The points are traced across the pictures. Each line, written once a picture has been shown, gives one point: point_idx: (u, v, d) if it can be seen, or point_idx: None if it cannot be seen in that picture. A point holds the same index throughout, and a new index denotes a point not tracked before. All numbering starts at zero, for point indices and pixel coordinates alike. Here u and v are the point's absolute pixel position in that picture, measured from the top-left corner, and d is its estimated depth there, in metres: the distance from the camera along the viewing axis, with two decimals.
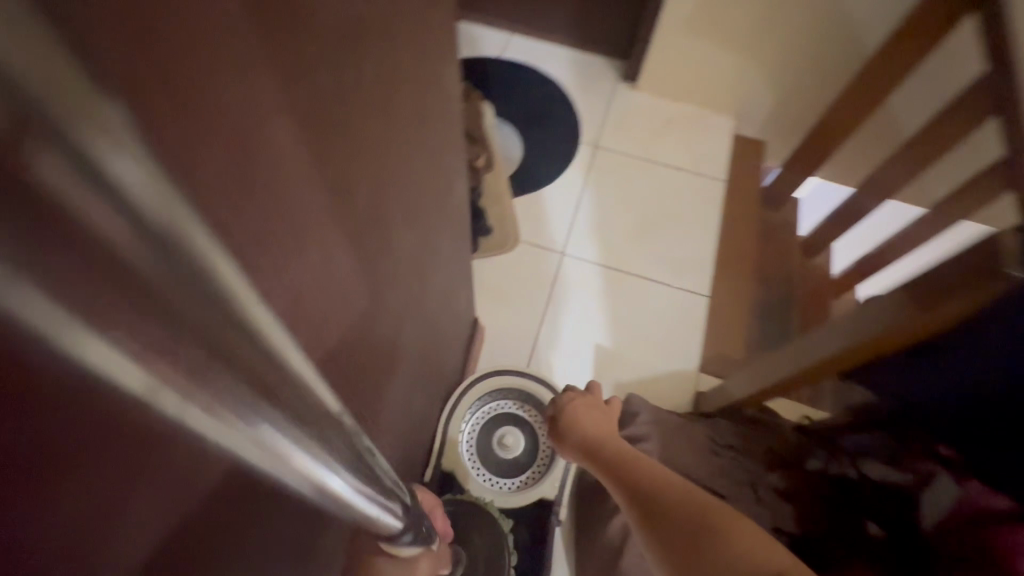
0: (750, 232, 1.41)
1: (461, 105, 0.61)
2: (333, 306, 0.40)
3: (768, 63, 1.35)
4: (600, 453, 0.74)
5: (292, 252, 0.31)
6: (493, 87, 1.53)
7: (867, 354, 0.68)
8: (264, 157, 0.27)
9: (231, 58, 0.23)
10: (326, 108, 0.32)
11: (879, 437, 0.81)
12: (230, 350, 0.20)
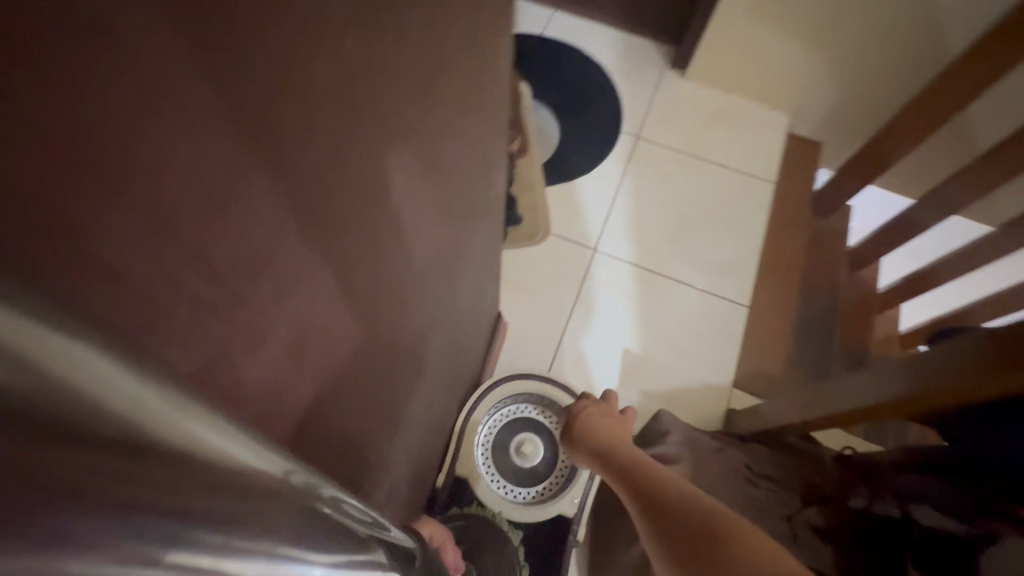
0: (798, 241, 1.32)
1: (507, 81, 0.55)
2: (346, 315, 0.34)
3: (835, 59, 1.24)
4: (611, 456, 0.67)
5: (290, 265, 0.26)
6: (533, 67, 1.44)
7: (931, 402, 0.61)
8: (245, 170, 0.21)
9: (195, 32, 0.16)
10: (342, 96, 0.26)
11: (934, 482, 0.73)
12: (148, 477, 0.15)
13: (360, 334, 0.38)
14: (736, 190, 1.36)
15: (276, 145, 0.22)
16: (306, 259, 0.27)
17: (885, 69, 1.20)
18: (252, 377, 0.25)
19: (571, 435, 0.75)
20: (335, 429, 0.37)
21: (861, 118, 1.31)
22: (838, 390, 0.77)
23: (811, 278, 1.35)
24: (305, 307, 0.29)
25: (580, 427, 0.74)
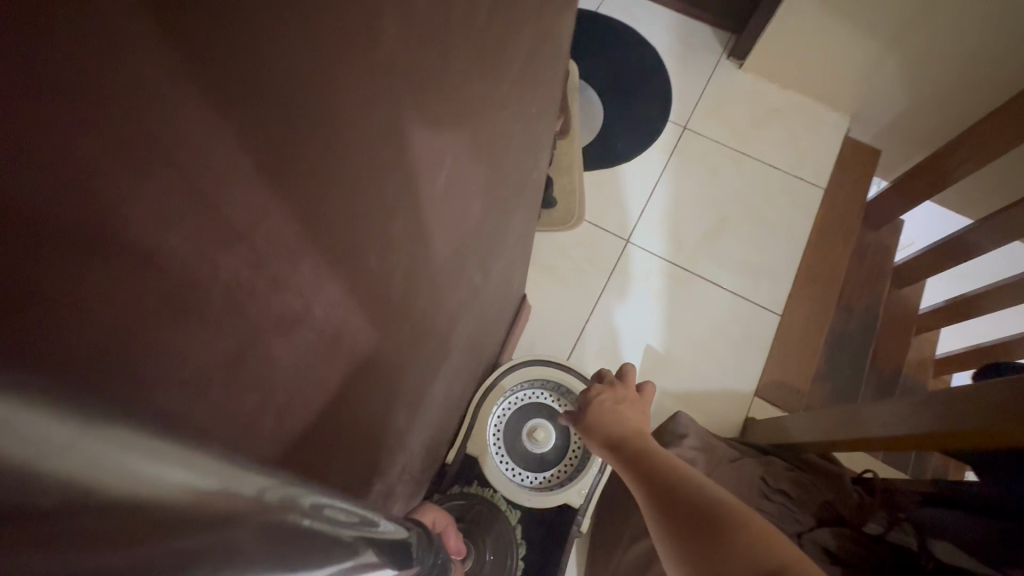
0: (843, 251, 1.26)
1: (566, 58, 0.52)
2: (379, 299, 0.33)
3: (910, 62, 1.16)
4: (623, 445, 0.63)
5: (330, 253, 0.25)
6: (584, 44, 1.39)
7: (965, 442, 0.59)
8: (292, 165, 0.20)
9: (256, 33, 0.16)
10: (404, 72, 0.24)
11: (953, 515, 0.70)
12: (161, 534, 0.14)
13: (392, 310, 0.36)
14: (783, 191, 1.30)
15: (308, 118, 0.20)
16: (341, 234, 0.25)
17: (965, 75, 1.11)
18: (270, 364, 0.23)
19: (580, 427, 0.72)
20: (352, 406, 0.36)
21: (931, 126, 1.23)
22: (868, 409, 0.74)
23: (851, 291, 1.29)
24: (339, 285, 0.27)
25: (592, 416, 0.71)
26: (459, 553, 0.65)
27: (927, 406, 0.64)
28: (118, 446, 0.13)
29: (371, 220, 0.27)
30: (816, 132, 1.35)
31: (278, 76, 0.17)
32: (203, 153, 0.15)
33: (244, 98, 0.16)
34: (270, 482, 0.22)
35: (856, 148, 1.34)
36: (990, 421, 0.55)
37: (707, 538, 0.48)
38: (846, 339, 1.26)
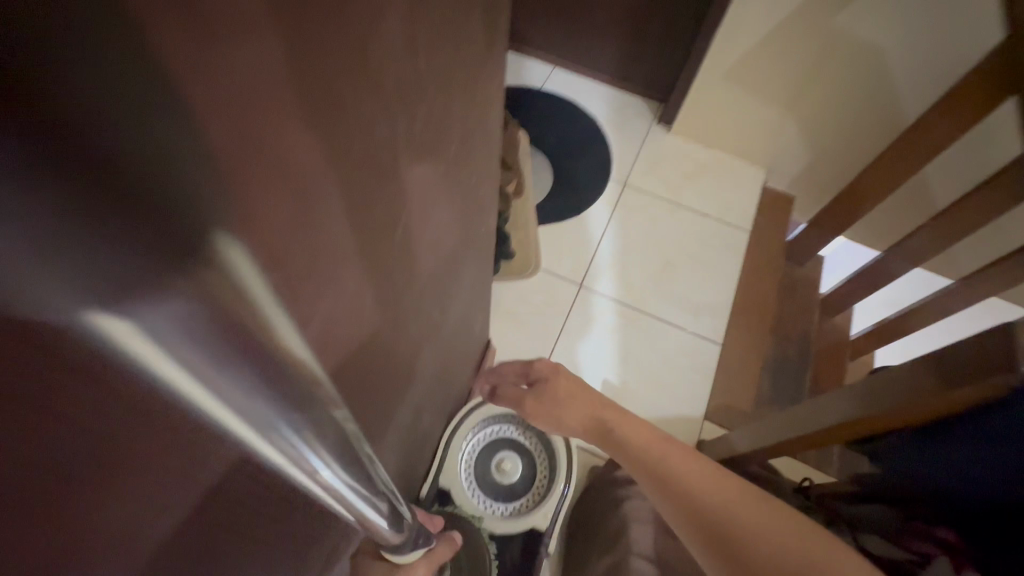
0: (771, 285, 1.41)
1: (499, 135, 0.65)
2: (355, 331, 0.42)
3: (806, 121, 1.36)
4: (608, 424, 0.68)
5: (326, 290, 0.33)
6: (531, 117, 1.57)
7: (871, 427, 0.68)
8: (314, 230, 0.29)
9: (302, 156, 0.25)
10: (380, 163, 0.35)
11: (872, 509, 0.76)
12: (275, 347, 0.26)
13: (364, 342, 0.45)
14: (715, 237, 1.46)
15: (323, 201, 0.29)
16: (334, 282, 0.34)
17: (850, 131, 1.32)
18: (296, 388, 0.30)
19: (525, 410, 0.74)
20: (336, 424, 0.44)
21: (832, 173, 1.43)
22: (791, 418, 0.85)
23: (784, 320, 1.44)
24: (330, 321, 0.36)
25: (537, 404, 0.72)
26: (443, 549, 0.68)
27: (844, 395, 0.73)
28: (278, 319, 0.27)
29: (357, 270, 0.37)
30: (737, 184, 1.53)
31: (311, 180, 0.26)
32: (270, 234, 0.24)
33: (296, 195, 0.25)
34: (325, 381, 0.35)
35: (774, 195, 1.53)
36: (886, 408, 0.64)
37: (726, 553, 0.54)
38: (784, 364, 1.39)
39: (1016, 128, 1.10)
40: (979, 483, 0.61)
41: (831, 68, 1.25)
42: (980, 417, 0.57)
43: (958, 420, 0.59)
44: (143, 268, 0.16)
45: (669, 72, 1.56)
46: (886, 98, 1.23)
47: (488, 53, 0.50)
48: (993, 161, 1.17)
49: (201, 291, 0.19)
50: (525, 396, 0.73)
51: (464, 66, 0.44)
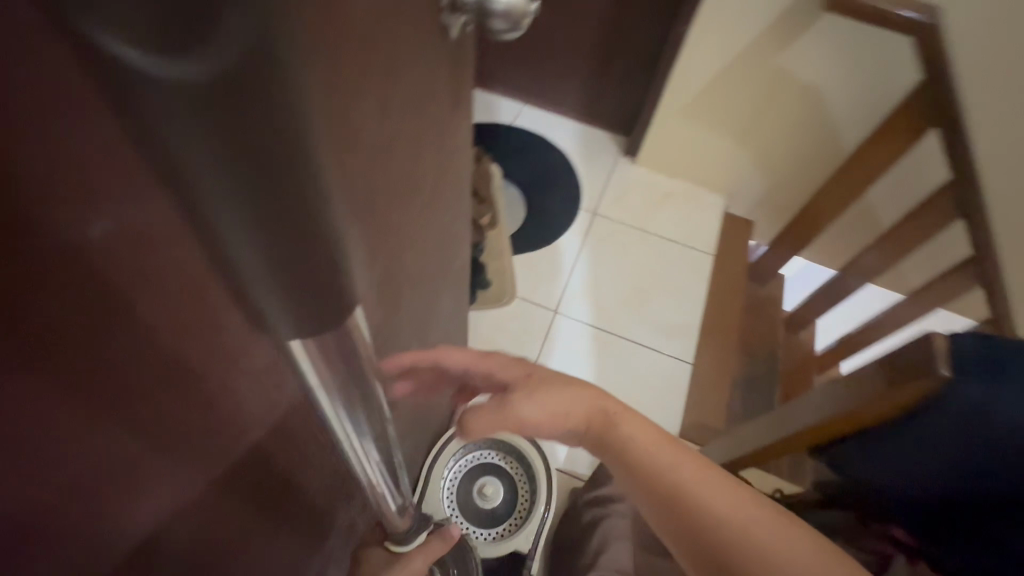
0: (737, 305, 1.49)
1: (469, 170, 0.70)
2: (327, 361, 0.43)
3: (759, 151, 1.46)
4: (606, 408, 0.57)
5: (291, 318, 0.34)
6: (502, 152, 1.64)
7: (828, 433, 0.72)
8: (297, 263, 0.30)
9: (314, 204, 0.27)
10: (370, 207, 0.39)
11: (839, 516, 0.83)
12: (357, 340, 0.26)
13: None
14: (681, 262, 1.54)
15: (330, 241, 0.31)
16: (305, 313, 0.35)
17: (799, 159, 1.42)
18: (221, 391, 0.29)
19: (518, 418, 0.55)
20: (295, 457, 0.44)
21: (788, 198, 1.52)
22: (758, 432, 0.89)
23: (750, 339, 1.51)
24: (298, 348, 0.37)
25: (532, 405, 0.55)
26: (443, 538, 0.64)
27: (803, 406, 0.77)
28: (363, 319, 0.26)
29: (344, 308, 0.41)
30: (700, 210, 1.61)
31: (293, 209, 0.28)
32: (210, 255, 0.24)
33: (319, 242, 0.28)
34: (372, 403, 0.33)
35: (735, 220, 1.61)
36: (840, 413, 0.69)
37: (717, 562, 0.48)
38: (753, 380, 1.46)
39: (939, 152, 1.21)
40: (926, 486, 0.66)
41: (778, 103, 1.35)
42: (920, 414, 0.62)
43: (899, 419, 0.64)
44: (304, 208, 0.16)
45: (632, 107, 1.65)
46: (828, 129, 1.34)
47: (456, 100, 0.55)
48: (925, 184, 1.27)
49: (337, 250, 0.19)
50: (514, 398, 0.55)
51: (434, 114, 0.49)
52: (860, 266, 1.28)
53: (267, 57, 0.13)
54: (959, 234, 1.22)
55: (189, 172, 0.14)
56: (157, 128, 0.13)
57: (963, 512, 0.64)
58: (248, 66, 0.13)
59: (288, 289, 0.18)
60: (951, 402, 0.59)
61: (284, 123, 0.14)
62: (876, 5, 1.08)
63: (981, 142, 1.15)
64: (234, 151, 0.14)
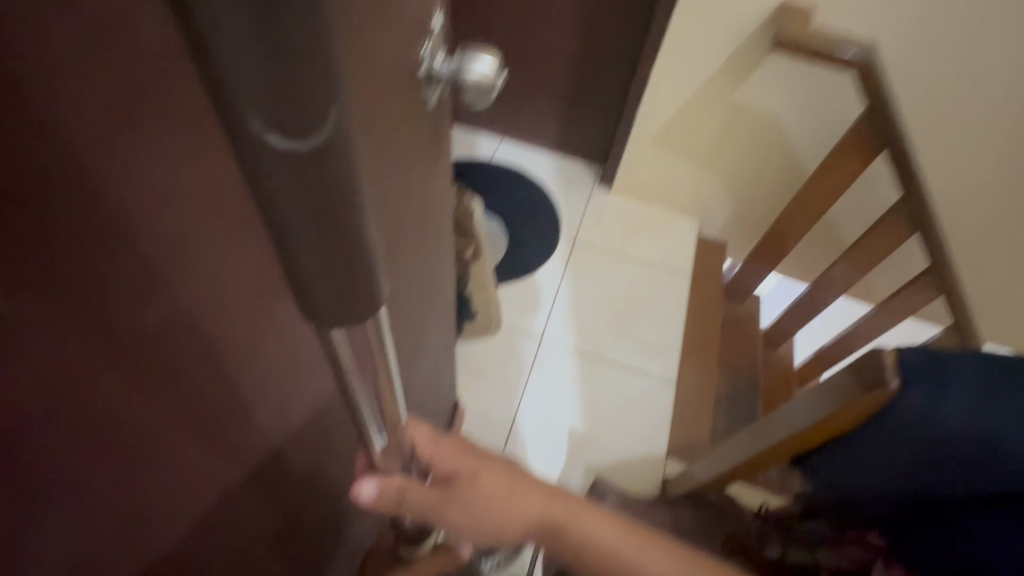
0: (715, 324, 1.54)
1: (450, 210, 0.73)
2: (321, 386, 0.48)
3: (727, 176, 1.54)
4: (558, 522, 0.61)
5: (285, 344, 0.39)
6: (482, 186, 1.70)
7: (805, 442, 0.80)
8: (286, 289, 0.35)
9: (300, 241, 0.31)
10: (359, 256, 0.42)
11: (820, 525, 0.87)
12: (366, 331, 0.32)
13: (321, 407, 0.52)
14: (660, 285, 1.59)
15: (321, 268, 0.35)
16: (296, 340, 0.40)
17: (765, 181, 1.50)
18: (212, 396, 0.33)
19: (444, 519, 0.57)
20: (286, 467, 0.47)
21: (757, 217, 1.59)
22: (743, 445, 0.94)
23: (730, 357, 1.55)
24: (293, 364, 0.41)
25: (460, 510, 0.57)
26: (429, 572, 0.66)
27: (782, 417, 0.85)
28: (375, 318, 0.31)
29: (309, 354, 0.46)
30: (674, 235, 1.66)
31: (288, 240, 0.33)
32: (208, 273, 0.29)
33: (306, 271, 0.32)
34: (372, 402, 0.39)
35: (710, 240, 1.68)
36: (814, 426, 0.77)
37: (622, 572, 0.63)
38: (736, 395, 1.50)
39: (889, 173, 1.30)
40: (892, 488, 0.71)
41: (739, 131, 1.43)
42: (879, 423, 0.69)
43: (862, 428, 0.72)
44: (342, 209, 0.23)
45: (605, 138, 1.72)
46: (788, 153, 1.42)
47: (433, 148, 0.59)
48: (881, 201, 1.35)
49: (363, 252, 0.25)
50: (444, 505, 0.56)
51: (414, 164, 0.52)
52: (828, 281, 1.34)
53: (335, 141, 0.21)
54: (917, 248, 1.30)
55: (270, 182, 0.21)
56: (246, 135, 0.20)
57: (937, 523, 0.67)
58: (327, 148, 0.21)
59: (332, 291, 0.25)
60: (901, 411, 0.66)
61: (335, 172, 0.21)
62: (821, 51, 1.15)
63: (924, 157, 1.24)
64: (302, 190, 0.21)
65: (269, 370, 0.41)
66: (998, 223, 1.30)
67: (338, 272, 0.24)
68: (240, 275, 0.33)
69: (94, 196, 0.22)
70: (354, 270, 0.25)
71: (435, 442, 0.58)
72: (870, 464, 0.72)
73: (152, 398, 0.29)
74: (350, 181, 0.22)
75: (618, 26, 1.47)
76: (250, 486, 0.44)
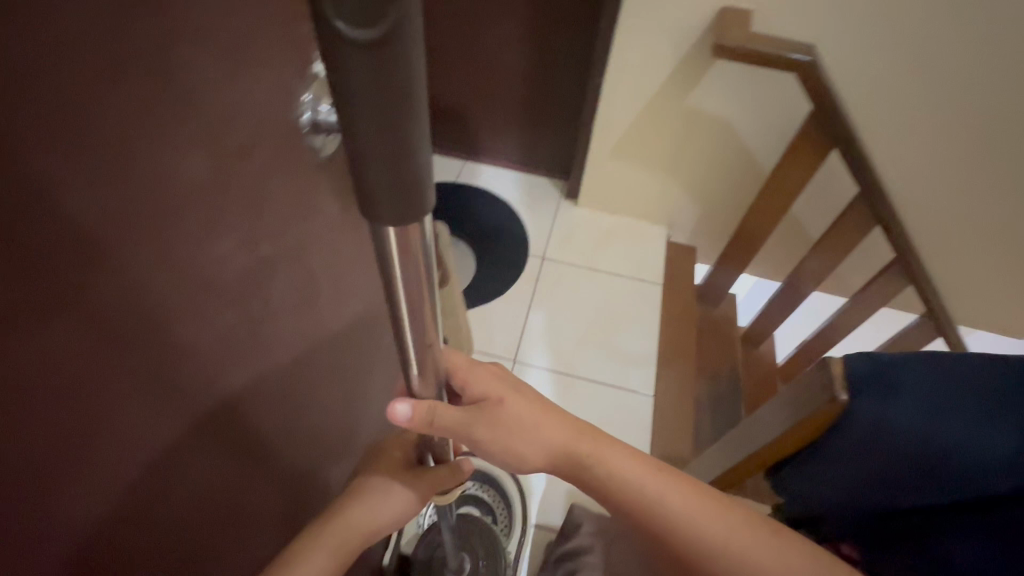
0: (692, 330, 1.51)
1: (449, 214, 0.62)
2: (232, 301, 0.46)
3: (690, 181, 1.54)
4: (579, 447, 0.64)
5: (190, 239, 0.39)
6: (446, 210, 1.63)
7: (790, 448, 0.77)
8: (163, 167, 0.35)
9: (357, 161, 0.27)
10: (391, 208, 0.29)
11: None
12: (407, 247, 0.31)
13: (280, 398, 0.59)
14: (634, 296, 1.55)
15: (173, 129, 0.35)
16: (192, 227, 0.39)
17: (728, 185, 1.52)
18: (123, 259, 0.34)
19: (468, 436, 0.58)
20: (206, 388, 0.45)
21: (725, 220, 1.61)
22: (740, 439, 0.91)
23: (708, 361, 1.54)
24: (226, 245, 0.43)
25: (487, 427, 0.58)
26: (427, 496, 0.66)
27: (767, 418, 0.82)
28: (416, 233, 0.31)
29: (258, 347, 0.51)
30: (644, 243, 1.64)
31: (147, 113, 0.33)
32: (118, 146, 0.31)
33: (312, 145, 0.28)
34: (397, 311, 0.39)
35: (678, 247, 1.67)
36: (791, 429, 0.74)
37: (646, 508, 0.64)
38: (720, 401, 1.48)
39: (845, 169, 1.33)
40: (874, 502, 0.63)
41: (697, 136, 1.44)
42: (840, 428, 0.67)
43: (828, 437, 0.69)
44: (389, 101, 0.23)
45: (566, 152, 1.69)
46: (747, 156, 1.44)
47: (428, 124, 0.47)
48: (841, 197, 1.39)
49: (407, 149, 0.25)
50: (473, 423, 0.57)
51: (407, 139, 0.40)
52: (799, 276, 1.36)
53: (399, 45, 0.21)
54: (881, 239, 1.34)
55: (346, 71, 0.22)
56: (326, 15, 0.20)
57: (914, 535, 0.60)
58: (389, 44, 0.21)
59: (394, 180, 0.26)
60: (858, 416, 0.65)
61: (405, 82, 0.23)
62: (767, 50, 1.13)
63: (873, 148, 1.30)
64: (376, 92, 0.22)
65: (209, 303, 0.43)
66: (951, 206, 1.36)
67: (396, 168, 0.25)
68: (148, 146, 0.33)
69: (15, 91, 0.25)
70: (403, 158, 0.25)
71: (471, 368, 0.60)
72: (846, 475, 0.66)
73: (23, 301, 0.27)
74: (408, 99, 0.23)
75: (567, 34, 1.43)
76: (169, 439, 0.42)
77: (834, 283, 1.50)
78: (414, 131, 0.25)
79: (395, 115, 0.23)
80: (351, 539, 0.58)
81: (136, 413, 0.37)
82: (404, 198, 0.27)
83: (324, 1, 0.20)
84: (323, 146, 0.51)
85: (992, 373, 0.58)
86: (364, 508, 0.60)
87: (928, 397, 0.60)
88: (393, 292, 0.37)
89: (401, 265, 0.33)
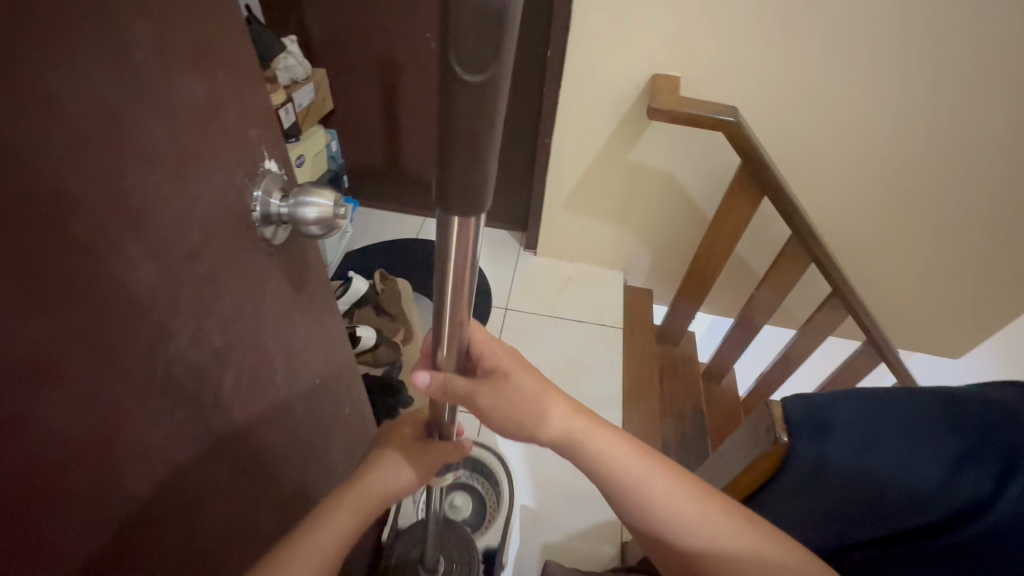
0: (654, 369, 1.55)
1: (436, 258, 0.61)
2: (197, 358, 0.42)
3: (641, 228, 1.63)
4: (575, 429, 0.63)
5: (154, 289, 0.36)
6: (408, 269, 1.63)
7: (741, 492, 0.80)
8: (130, 213, 0.33)
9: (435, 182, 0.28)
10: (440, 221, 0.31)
11: None
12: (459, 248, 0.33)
13: (246, 472, 0.54)
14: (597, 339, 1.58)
15: (140, 174, 0.33)
16: (156, 278, 0.36)
17: (675, 231, 1.62)
18: (98, 302, 0.31)
19: (473, 402, 0.58)
20: (179, 443, 0.42)
21: (677, 262, 1.71)
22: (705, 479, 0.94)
23: (674, 400, 1.58)
24: (189, 298, 0.40)
25: (493, 396, 0.58)
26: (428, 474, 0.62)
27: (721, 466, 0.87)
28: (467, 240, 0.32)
29: (220, 410, 0.47)
30: (603, 289, 1.70)
31: (115, 157, 0.31)
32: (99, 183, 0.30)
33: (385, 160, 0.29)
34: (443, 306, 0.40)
35: (635, 291, 1.74)
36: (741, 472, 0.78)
37: (640, 503, 0.62)
38: (688, 439, 1.51)
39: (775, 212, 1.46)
40: (841, 533, 0.64)
41: (642, 189, 1.54)
42: (787, 467, 0.71)
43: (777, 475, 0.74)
44: (477, 125, 0.24)
45: (522, 206, 1.75)
46: (690, 205, 1.55)
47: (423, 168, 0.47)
48: (776, 237, 1.52)
49: (474, 170, 0.26)
50: (479, 391, 0.57)
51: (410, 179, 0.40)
52: (750, 310, 1.46)
53: (497, 79, 0.22)
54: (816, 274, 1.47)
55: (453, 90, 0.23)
56: (462, 42, 0.22)
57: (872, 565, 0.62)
58: (491, 77, 0.22)
59: (465, 182, 0.26)
60: (798, 458, 0.69)
61: (493, 106, 0.23)
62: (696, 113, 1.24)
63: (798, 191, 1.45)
64: (472, 111, 0.23)
65: (169, 354, 0.39)
66: (871, 238, 1.52)
67: (465, 180, 0.26)
68: (115, 189, 0.32)
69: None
70: (479, 164, 0.26)
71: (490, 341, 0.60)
72: (808, 506, 0.69)
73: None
74: (493, 114, 0.24)
75: (512, 102, 1.53)
76: (144, 495, 0.38)
77: (782, 315, 1.61)
78: (490, 157, 0.26)
79: (465, 138, 0.24)
80: (369, 504, 0.55)
81: (94, 478, 0.33)
82: (465, 205, 0.28)
83: (450, 38, 0.22)
84: (275, 239, 0.50)
85: (923, 406, 0.61)
86: (378, 472, 0.57)
87: (859, 432, 0.64)
88: (445, 286, 0.38)
89: (446, 260, 0.34)
